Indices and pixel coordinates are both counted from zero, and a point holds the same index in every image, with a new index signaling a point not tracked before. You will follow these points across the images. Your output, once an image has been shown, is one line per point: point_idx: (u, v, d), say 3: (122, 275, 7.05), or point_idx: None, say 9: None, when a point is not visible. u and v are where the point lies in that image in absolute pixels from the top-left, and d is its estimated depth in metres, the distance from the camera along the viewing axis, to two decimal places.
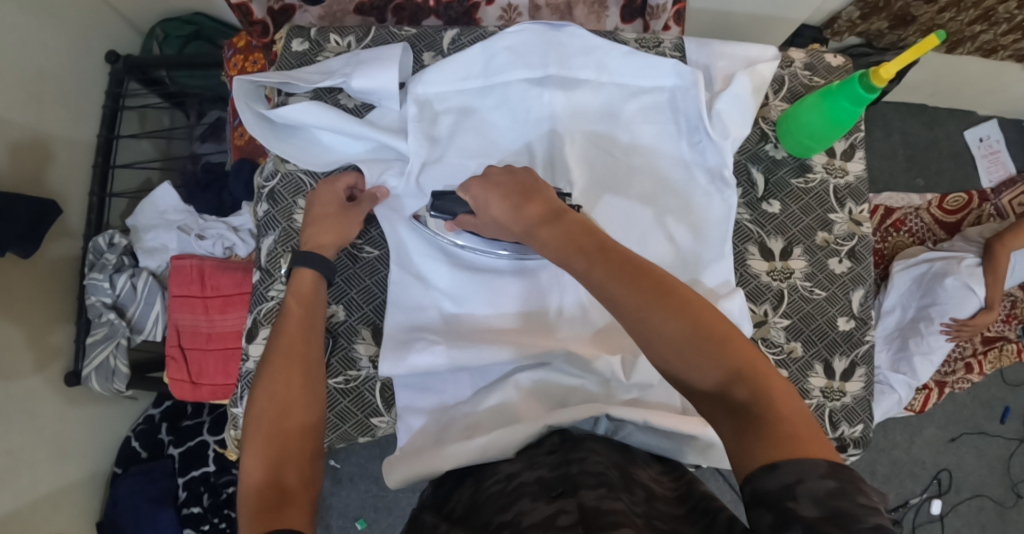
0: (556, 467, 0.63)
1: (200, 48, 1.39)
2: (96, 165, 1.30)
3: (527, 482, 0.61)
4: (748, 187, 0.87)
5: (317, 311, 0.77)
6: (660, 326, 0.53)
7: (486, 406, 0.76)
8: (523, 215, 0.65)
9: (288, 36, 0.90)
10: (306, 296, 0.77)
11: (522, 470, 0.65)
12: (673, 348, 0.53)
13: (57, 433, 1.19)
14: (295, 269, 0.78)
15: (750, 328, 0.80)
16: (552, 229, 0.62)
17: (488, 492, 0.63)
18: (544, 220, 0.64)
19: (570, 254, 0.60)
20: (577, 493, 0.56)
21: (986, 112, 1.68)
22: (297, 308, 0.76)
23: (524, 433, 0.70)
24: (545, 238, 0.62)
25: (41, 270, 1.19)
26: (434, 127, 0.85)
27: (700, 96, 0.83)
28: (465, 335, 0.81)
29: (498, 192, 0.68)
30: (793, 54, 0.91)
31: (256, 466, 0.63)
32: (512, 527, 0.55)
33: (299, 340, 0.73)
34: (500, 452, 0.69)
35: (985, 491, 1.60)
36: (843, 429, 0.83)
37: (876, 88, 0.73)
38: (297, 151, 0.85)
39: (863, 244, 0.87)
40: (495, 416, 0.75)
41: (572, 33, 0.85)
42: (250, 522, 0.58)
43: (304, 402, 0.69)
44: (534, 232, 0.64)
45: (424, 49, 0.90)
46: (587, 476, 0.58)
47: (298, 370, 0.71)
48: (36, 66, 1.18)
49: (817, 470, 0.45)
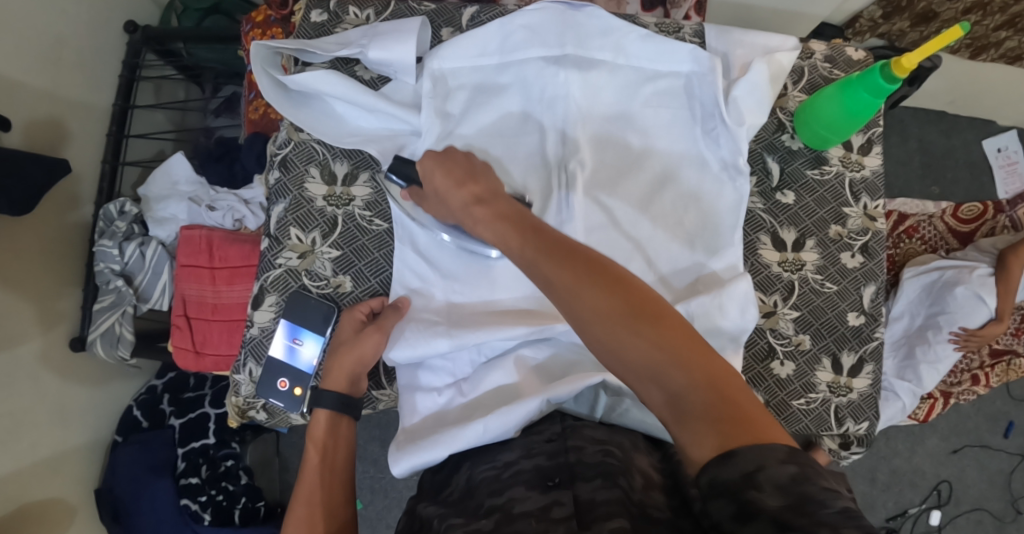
0: (553, 455, 0.63)
1: (218, 21, 1.38)
2: (110, 134, 1.31)
3: (524, 469, 0.62)
4: (762, 176, 0.86)
5: (342, 426, 0.79)
6: (592, 303, 0.55)
7: (487, 386, 0.76)
8: (462, 196, 0.69)
9: (307, 7, 0.90)
10: (320, 438, 0.77)
11: (520, 458, 0.65)
12: (607, 327, 0.54)
13: (58, 398, 1.19)
14: (313, 411, 0.79)
15: (754, 315, 0.76)
16: (488, 214, 0.66)
17: (482, 477, 0.64)
18: (476, 201, 0.68)
19: (512, 238, 0.62)
20: (572, 485, 0.57)
21: (1005, 122, 1.66)
22: (315, 452, 0.76)
23: (527, 409, 0.70)
24: (485, 225, 0.66)
25: (51, 233, 1.19)
26: (448, 102, 0.85)
27: (716, 82, 0.83)
28: (467, 319, 0.80)
29: (441, 183, 0.72)
30: (814, 47, 0.90)
31: None
32: (504, 511, 0.56)
33: (325, 457, 0.76)
34: (500, 430, 0.70)
35: (985, 505, 1.58)
36: (848, 425, 0.82)
37: (897, 79, 0.73)
38: (311, 120, 0.84)
39: (876, 240, 0.86)
40: (496, 395, 0.75)
41: (591, 13, 0.84)
42: None
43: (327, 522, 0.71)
44: (472, 215, 0.68)
45: (442, 25, 0.89)
46: (586, 468, 0.59)
47: (319, 483, 0.74)
48: (57, 29, 1.18)
49: (778, 455, 0.46)
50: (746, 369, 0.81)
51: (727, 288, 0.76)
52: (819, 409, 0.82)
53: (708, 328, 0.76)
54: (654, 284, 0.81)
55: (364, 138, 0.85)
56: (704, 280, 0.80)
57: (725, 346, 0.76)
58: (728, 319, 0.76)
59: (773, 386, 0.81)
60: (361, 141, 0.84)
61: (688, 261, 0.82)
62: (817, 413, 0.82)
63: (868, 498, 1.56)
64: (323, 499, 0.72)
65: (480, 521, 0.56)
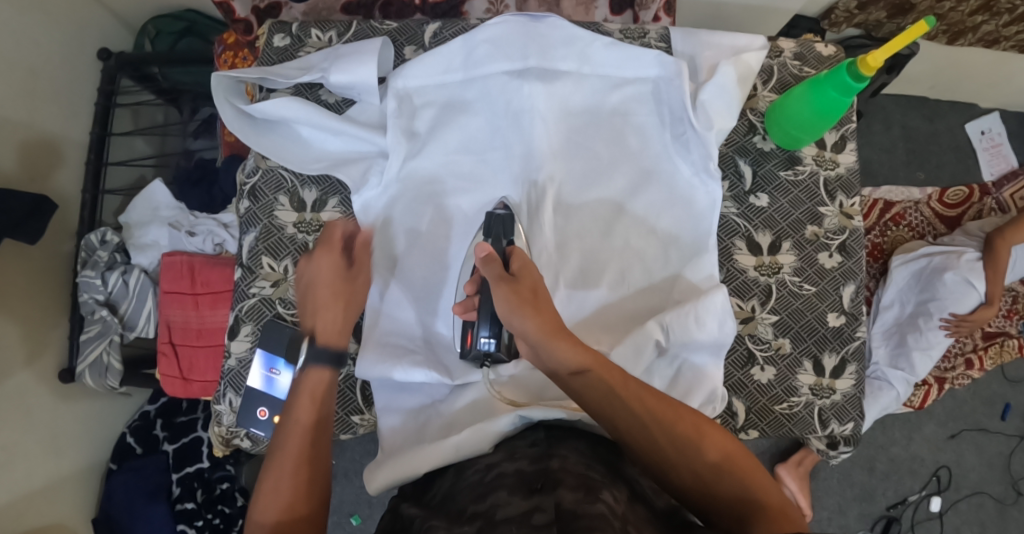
0: (535, 460, 0.64)
1: (192, 43, 1.37)
2: (89, 162, 1.30)
3: (506, 473, 0.62)
4: (735, 180, 0.85)
5: (325, 399, 0.68)
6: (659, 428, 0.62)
7: (462, 403, 0.76)
8: (543, 323, 0.64)
9: (270, 32, 0.91)
10: (316, 398, 0.67)
11: (504, 459, 0.66)
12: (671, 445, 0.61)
13: (50, 430, 1.19)
14: (305, 365, 0.68)
15: (732, 326, 0.75)
16: (568, 343, 0.64)
17: (467, 481, 0.64)
18: (554, 333, 0.64)
19: (595, 370, 0.64)
20: (554, 492, 0.56)
21: (987, 104, 1.66)
22: (308, 410, 0.66)
23: (500, 425, 0.71)
24: (564, 352, 0.63)
25: (34, 266, 1.19)
26: (414, 121, 0.84)
27: (683, 86, 0.82)
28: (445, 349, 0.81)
29: (519, 302, 0.65)
30: (782, 44, 0.89)
31: None
32: (486, 517, 0.55)
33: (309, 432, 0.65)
34: (473, 447, 0.70)
35: (985, 489, 1.58)
36: (832, 427, 0.82)
37: (864, 77, 0.72)
38: (275, 147, 0.84)
39: (854, 238, 0.84)
40: (470, 412, 0.75)
41: (553, 24, 0.84)
42: None
43: (310, 509, 0.61)
44: (545, 345, 0.64)
45: (404, 43, 0.89)
46: (569, 478, 0.58)
47: (307, 457, 0.63)
48: (29, 61, 1.17)
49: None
50: (726, 376, 0.81)
51: (703, 301, 0.75)
52: (802, 413, 0.82)
53: (686, 341, 0.75)
54: (629, 295, 0.81)
55: (330, 162, 0.84)
56: (681, 290, 0.80)
57: (705, 360, 0.77)
58: (705, 331, 0.75)
59: (755, 392, 0.81)
60: (327, 165, 0.84)
61: (663, 269, 0.82)
62: (800, 417, 0.82)
63: (868, 487, 1.55)
64: (309, 478, 0.63)
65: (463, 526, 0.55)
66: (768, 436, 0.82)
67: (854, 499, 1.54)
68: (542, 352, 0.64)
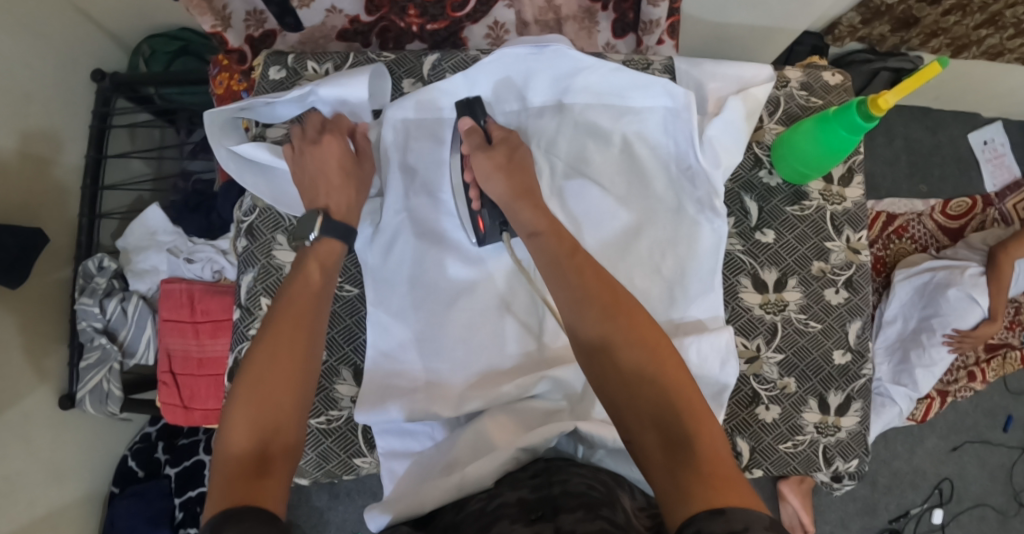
0: (536, 487, 0.63)
1: (187, 63, 1.33)
2: (85, 187, 1.27)
3: (507, 502, 0.61)
4: (740, 216, 0.83)
5: (331, 280, 0.75)
6: (602, 331, 0.61)
7: (461, 442, 0.73)
8: (513, 187, 0.73)
9: (266, 63, 0.89)
10: (325, 266, 0.74)
11: (505, 489, 0.65)
12: (615, 350, 0.59)
13: (52, 456, 1.19)
14: (321, 238, 0.75)
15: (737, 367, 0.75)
16: (530, 207, 0.71)
17: (468, 511, 0.63)
18: (520, 194, 0.72)
19: (549, 238, 0.69)
20: (555, 518, 0.57)
21: (990, 114, 1.65)
22: (316, 273, 0.73)
23: (501, 461, 0.68)
24: (525, 216, 0.71)
25: (33, 295, 1.18)
26: (412, 155, 0.84)
27: (691, 120, 0.81)
28: (449, 391, 0.78)
29: (492, 168, 0.74)
30: (789, 73, 0.87)
31: (242, 428, 0.63)
32: None
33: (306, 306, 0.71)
34: (477, 484, 0.67)
35: (987, 500, 1.58)
36: (837, 464, 0.82)
37: (874, 117, 0.70)
38: (271, 186, 0.84)
39: (860, 273, 0.83)
40: (473, 449, 0.71)
41: (556, 53, 0.80)
42: (221, 491, 0.58)
43: (296, 392, 0.66)
44: (510, 207, 0.72)
45: (403, 75, 0.88)
46: (568, 499, 0.59)
47: (300, 343, 0.68)
48: (22, 86, 1.16)
49: (762, 522, 0.47)
50: (729, 416, 0.80)
51: (708, 335, 0.75)
52: (807, 451, 0.81)
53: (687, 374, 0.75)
54: None
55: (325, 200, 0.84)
56: (686, 330, 0.79)
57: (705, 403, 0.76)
58: (707, 369, 0.75)
59: (759, 431, 0.80)
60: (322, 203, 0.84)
61: (668, 307, 0.80)
62: (805, 455, 0.81)
63: (870, 501, 1.55)
64: (298, 362, 0.67)
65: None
66: (772, 474, 0.81)
67: (856, 513, 1.54)
68: (510, 213, 0.73)
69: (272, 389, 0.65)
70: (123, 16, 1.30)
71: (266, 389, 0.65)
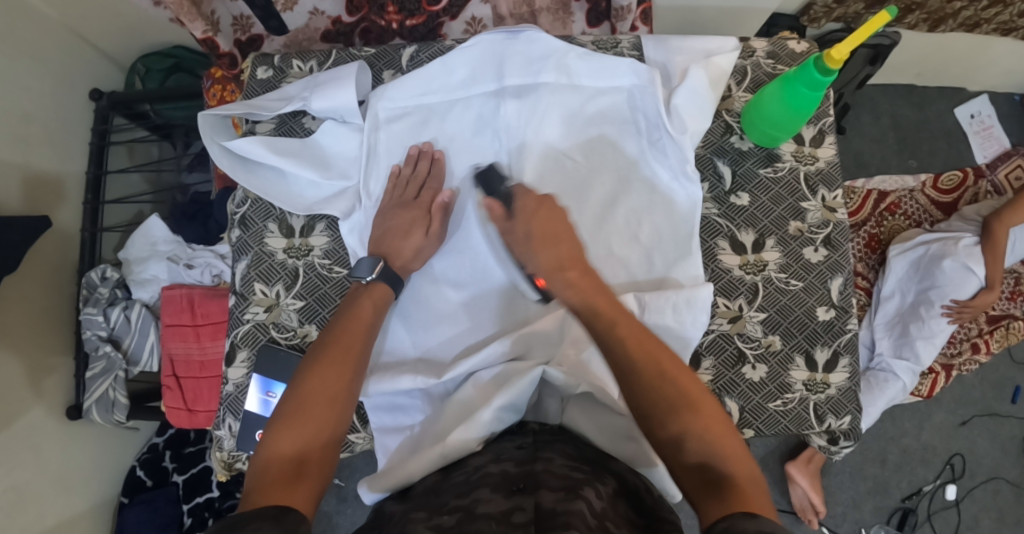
0: (520, 462, 0.64)
1: (181, 79, 1.39)
2: (86, 201, 1.31)
3: (491, 472, 0.62)
4: (714, 181, 0.85)
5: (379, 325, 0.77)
6: (670, 387, 0.62)
7: (449, 410, 0.74)
8: (557, 256, 0.70)
9: (253, 65, 0.93)
10: (378, 303, 0.77)
11: (490, 462, 0.65)
12: (669, 408, 0.62)
13: (59, 467, 1.21)
14: (376, 278, 0.78)
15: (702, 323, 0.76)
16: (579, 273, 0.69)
17: (452, 480, 0.64)
18: (570, 261, 0.69)
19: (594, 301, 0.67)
20: (535, 493, 0.57)
21: (975, 88, 1.67)
22: (368, 309, 0.76)
23: (481, 425, 0.69)
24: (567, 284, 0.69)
25: (37, 307, 1.21)
26: (375, 142, 0.86)
27: (656, 93, 0.83)
28: (440, 364, 0.80)
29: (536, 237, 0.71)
30: (754, 44, 0.89)
31: (284, 442, 0.65)
32: (467, 510, 0.56)
33: (358, 345, 0.73)
34: (460, 449, 0.69)
35: (1001, 474, 1.55)
36: (829, 422, 0.82)
37: (832, 70, 0.71)
38: (261, 183, 0.86)
39: (838, 231, 0.84)
40: (458, 416, 0.73)
41: (528, 38, 0.85)
42: (261, 491, 0.61)
43: (338, 418, 0.69)
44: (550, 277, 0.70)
45: (383, 67, 0.91)
46: (551, 478, 0.59)
47: (349, 376, 0.71)
48: (23, 107, 1.21)
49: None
50: (716, 376, 0.81)
51: (684, 294, 0.75)
52: (797, 409, 0.81)
53: (657, 326, 0.75)
54: (622, 283, 0.81)
55: (296, 200, 0.86)
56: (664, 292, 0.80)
57: None
58: (679, 322, 0.75)
59: (747, 390, 0.81)
60: (296, 204, 0.86)
61: (646, 272, 0.82)
62: (795, 413, 0.81)
63: (880, 481, 1.53)
64: (344, 393, 0.70)
65: (443, 516, 0.56)
66: (764, 435, 0.81)
67: (867, 493, 1.52)
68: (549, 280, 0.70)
69: (316, 409, 0.68)
70: (120, 37, 1.36)
71: (312, 413, 0.67)
